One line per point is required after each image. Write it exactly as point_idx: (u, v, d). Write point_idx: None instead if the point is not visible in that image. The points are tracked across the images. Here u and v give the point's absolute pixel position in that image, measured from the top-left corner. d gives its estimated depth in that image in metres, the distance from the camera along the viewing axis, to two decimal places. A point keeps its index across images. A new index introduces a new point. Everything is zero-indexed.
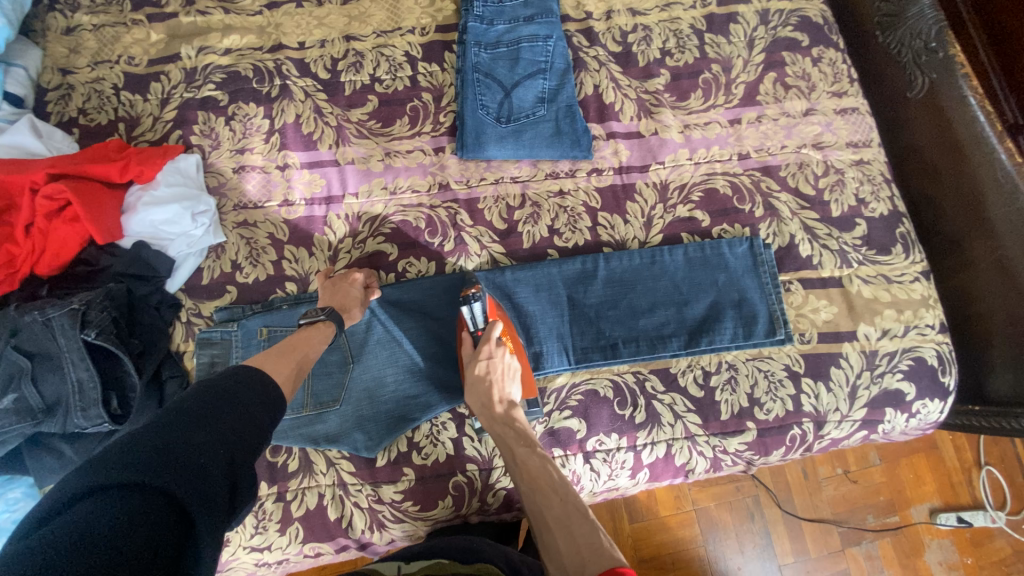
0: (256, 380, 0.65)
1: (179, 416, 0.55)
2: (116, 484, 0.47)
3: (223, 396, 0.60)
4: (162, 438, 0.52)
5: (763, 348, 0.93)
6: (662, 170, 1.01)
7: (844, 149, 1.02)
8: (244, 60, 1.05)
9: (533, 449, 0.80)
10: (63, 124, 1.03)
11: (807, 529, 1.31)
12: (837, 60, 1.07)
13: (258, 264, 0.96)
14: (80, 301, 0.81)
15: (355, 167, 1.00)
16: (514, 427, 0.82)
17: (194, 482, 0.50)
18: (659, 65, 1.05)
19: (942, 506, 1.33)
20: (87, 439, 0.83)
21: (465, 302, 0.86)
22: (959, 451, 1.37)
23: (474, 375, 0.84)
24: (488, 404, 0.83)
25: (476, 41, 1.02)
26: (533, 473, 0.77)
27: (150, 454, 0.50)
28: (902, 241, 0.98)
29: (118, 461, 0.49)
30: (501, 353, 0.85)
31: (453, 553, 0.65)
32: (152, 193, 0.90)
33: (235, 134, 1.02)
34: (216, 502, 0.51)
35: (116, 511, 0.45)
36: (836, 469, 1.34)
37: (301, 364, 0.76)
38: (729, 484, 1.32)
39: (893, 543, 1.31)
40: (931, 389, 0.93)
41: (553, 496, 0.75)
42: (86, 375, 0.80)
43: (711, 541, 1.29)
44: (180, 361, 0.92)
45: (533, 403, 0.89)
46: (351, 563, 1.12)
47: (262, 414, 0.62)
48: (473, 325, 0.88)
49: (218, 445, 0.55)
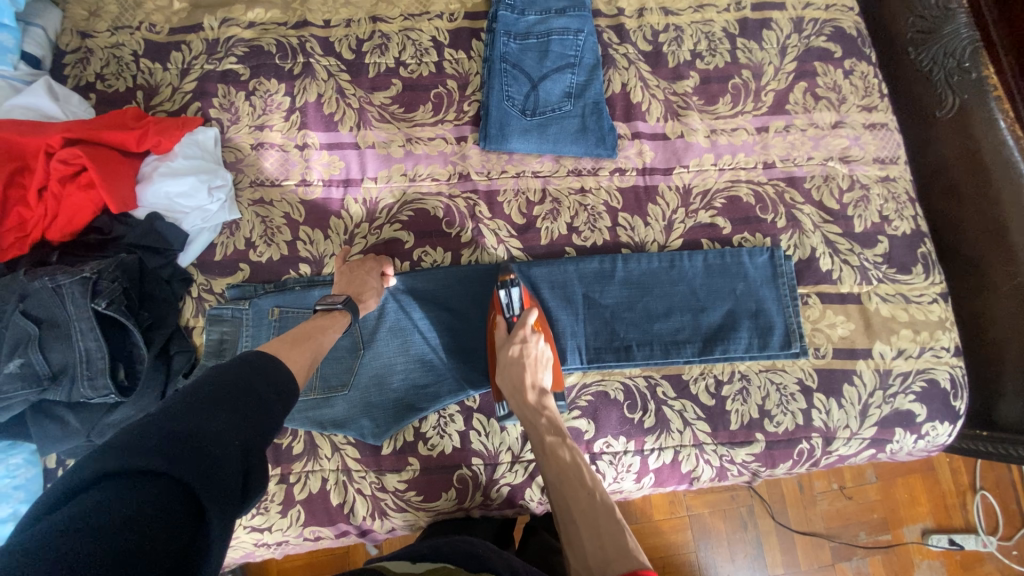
0: (270, 369, 0.64)
1: (194, 402, 0.54)
2: (130, 471, 0.46)
3: (237, 384, 0.59)
4: (176, 425, 0.51)
5: (777, 360, 0.92)
6: (686, 174, 1.00)
7: (871, 164, 1.01)
8: (268, 34, 1.03)
9: (562, 440, 0.80)
10: (81, 88, 1.01)
11: (800, 542, 1.31)
12: (869, 73, 1.05)
13: (272, 244, 0.94)
14: (91, 269, 0.80)
15: (375, 152, 0.98)
16: (544, 416, 0.82)
17: (210, 470, 0.50)
18: (688, 67, 1.04)
19: (935, 527, 1.33)
20: (92, 409, 0.82)
21: (502, 286, 0.88)
22: (956, 474, 1.37)
23: (508, 358, 0.83)
24: (520, 387, 0.82)
25: (506, 31, 1.00)
26: (563, 465, 0.77)
27: (164, 442, 0.49)
28: (923, 261, 0.97)
29: (132, 447, 0.48)
30: (535, 339, 0.85)
31: (458, 558, 0.64)
32: (169, 164, 0.89)
33: (255, 110, 1.00)
34: (230, 492, 0.51)
35: (130, 500, 0.44)
36: (832, 485, 1.34)
37: (314, 349, 0.75)
38: (725, 492, 1.32)
39: (883, 560, 1.31)
40: (942, 412, 0.92)
41: (582, 492, 0.75)
42: (94, 344, 0.79)
43: (702, 548, 1.29)
44: (188, 337, 0.91)
45: (561, 397, 0.88)
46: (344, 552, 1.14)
47: (275, 404, 0.61)
48: (509, 310, 0.88)
49: (233, 436, 0.54)
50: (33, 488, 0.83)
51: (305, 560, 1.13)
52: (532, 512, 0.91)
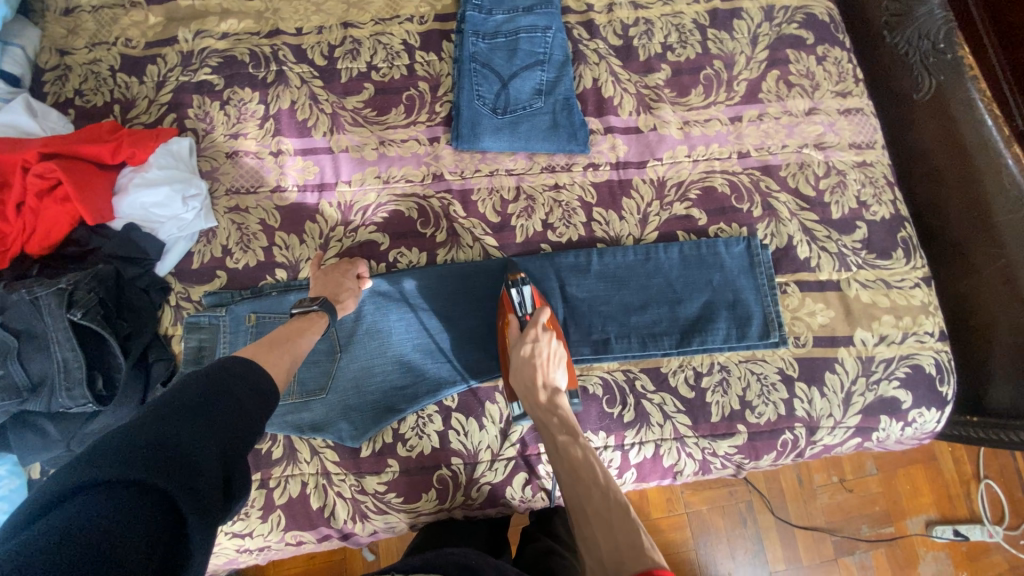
0: (248, 374, 0.64)
1: (169, 411, 0.54)
2: (106, 481, 0.46)
3: (213, 391, 0.59)
4: (152, 435, 0.51)
5: (757, 350, 0.91)
6: (660, 167, 0.99)
7: (847, 150, 1.00)
8: (241, 44, 1.05)
9: (574, 438, 0.78)
10: (60, 104, 1.03)
11: (801, 536, 1.29)
12: (843, 59, 1.05)
13: (248, 250, 0.95)
14: (68, 281, 0.81)
15: (349, 155, 0.99)
16: (556, 416, 0.81)
17: (188, 475, 0.50)
18: (660, 60, 1.04)
19: (939, 519, 1.31)
20: (72, 419, 0.82)
21: (514, 285, 0.89)
22: (958, 463, 1.35)
23: (520, 357, 0.83)
24: (532, 387, 0.82)
25: (475, 31, 1.00)
26: (575, 462, 0.76)
27: (140, 451, 0.49)
28: (903, 245, 0.96)
29: (107, 458, 0.48)
30: (546, 339, 0.84)
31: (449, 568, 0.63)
32: (144, 175, 0.89)
33: (230, 119, 1.01)
34: (211, 495, 0.51)
35: (106, 510, 0.44)
36: (832, 478, 1.33)
37: (291, 350, 0.75)
38: (723, 488, 1.31)
39: (887, 554, 1.29)
40: (928, 397, 0.91)
41: (595, 490, 0.72)
42: (72, 354, 0.79)
43: (702, 545, 1.27)
44: (168, 345, 0.92)
45: (576, 394, 0.86)
46: (340, 555, 1.17)
47: (254, 407, 0.61)
48: (521, 310, 0.88)
49: (211, 441, 0.54)
50: (16, 499, 0.84)
51: (303, 564, 1.16)
52: (514, 510, 0.91)
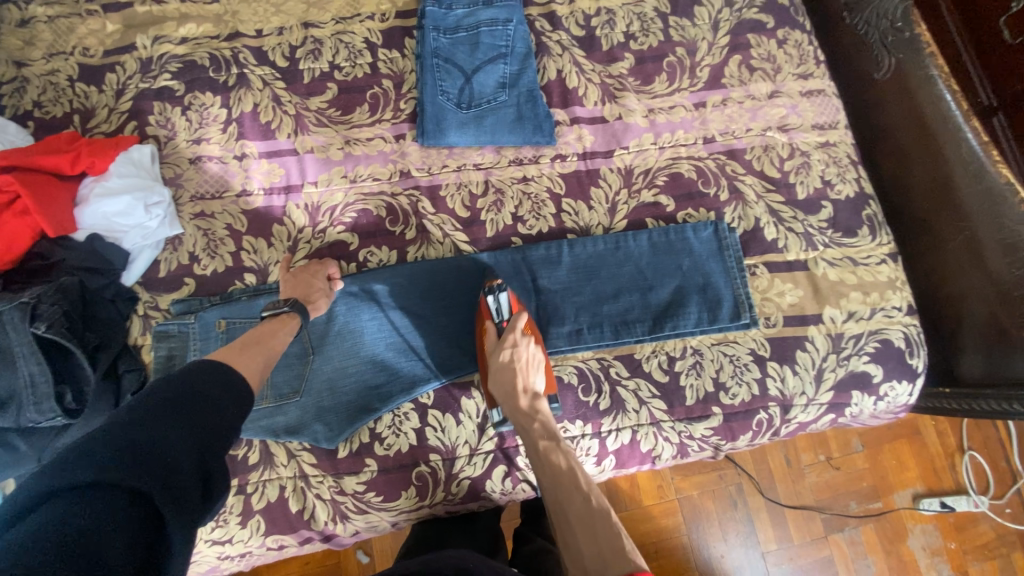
0: (221, 374, 0.63)
1: (142, 413, 0.54)
2: (79, 486, 0.46)
3: (186, 391, 0.58)
4: (124, 438, 0.50)
5: (728, 332, 0.92)
6: (627, 155, 1.00)
7: (810, 131, 1.01)
8: (201, 49, 1.03)
9: (556, 444, 0.79)
10: (18, 117, 1.01)
11: (791, 516, 1.30)
12: (803, 41, 1.06)
13: (216, 256, 0.94)
14: (31, 294, 0.79)
15: (314, 156, 0.98)
16: (537, 421, 0.81)
17: (164, 478, 0.49)
18: (623, 49, 1.04)
19: (925, 492, 1.33)
20: (41, 434, 0.81)
21: (490, 291, 0.89)
22: (942, 436, 1.37)
23: (499, 363, 0.83)
24: (512, 393, 0.82)
25: (435, 26, 1.00)
26: (557, 468, 0.77)
27: (115, 455, 0.49)
28: (868, 223, 0.98)
29: (78, 463, 0.47)
30: (525, 343, 0.84)
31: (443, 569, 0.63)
32: (105, 184, 0.88)
33: (192, 124, 1.00)
34: (190, 497, 0.51)
35: (80, 514, 0.44)
36: (819, 457, 1.34)
37: (265, 350, 0.75)
38: (713, 473, 1.31)
39: (876, 529, 1.31)
40: (899, 371, 0.92)
41: (577, 496, 0.74)
42: (38, 369, 0.78)
43: (694, 530, 1.28)
44: (138, 355, 0.90)
45: (555, 399, 0.86)
46: (336, 559, 1.16)
47: (231, 406, 0.61)
48: (498, 316, 0.89)
49: (187, 442, 0.54)
50: None
51: (297, 568, 1.16)
52: (497, 503, 0.91)
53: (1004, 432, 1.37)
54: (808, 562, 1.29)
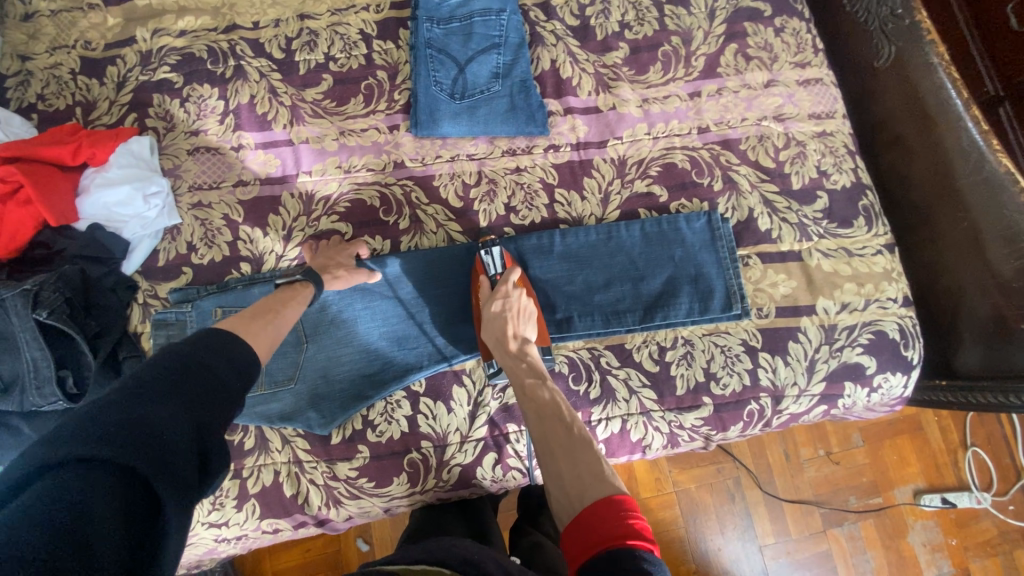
0: (225, 349, 0.60)
1: (140, 388, 0.51)
2: (71, 463, 0.44)
3: (185, 364, 0.55)
4: (120, 413, 0.48)
5: (719, 322, 0.92)
6: (620, 146, 0.99)
7: (806, 120, 1.00)
8: (199, 41, 1.05)
9: (542, 382, 0.79)
10: (23, 110, 1.03)
11: (790, 510, 1.30)
12: (801, 29, 1.05)
13: (213, 246, 0.96)
14: (33, 282, 0.81)
15: (309, 147, 0.99)
16: (526, 362, 0.81)
17: (160, 455, 0.47)
18: (617, 38, 1.03)
19: (927, 487, 1.32)
20: (44, 417, 0.84)
21: (484, 247, 0.91)
22: (945, 433, 1.36)
23: (490, 312, 0.85)
24: (501, 338, 0.83)
25: (429, 16, 1.00)
26: (542, 404, 0.76)
27: (109, 429, 0.46)
28: (865, 213, 0.97)
29: (71, 439, 0.45)
30: (516, 295, 0.86)
31: (453, 564, 0.63)
32: (105, 175, 0.90)
33: (190, 116, 1.01)
34: (187, 474, 0.48)
35: (72, 491, 0.42)
36: (819, 451, 1.34)
37: (277, 322, 0.72)
38: (711, 466, 1.31)
39: (876, 524, 1.31)
40: (893, 363, 0.92)
41: (559, 427, 0.72)
42: (40, 355, 0.81)
43: (692, 522, 1.29)
44: (138, 343, 0.93)
45: (548, 351, 0.89)
46: (336, 545, 1.19)
47: (232, 381, 0.58)
48: (492, 270, 0.90)
49: (183, 417, 0.51)
50: None
51: (299, 553, 1.18)
52: (487, 491, 0.92)
53: (1009, 428, 1.35)
54: (806, 556, 1.29)
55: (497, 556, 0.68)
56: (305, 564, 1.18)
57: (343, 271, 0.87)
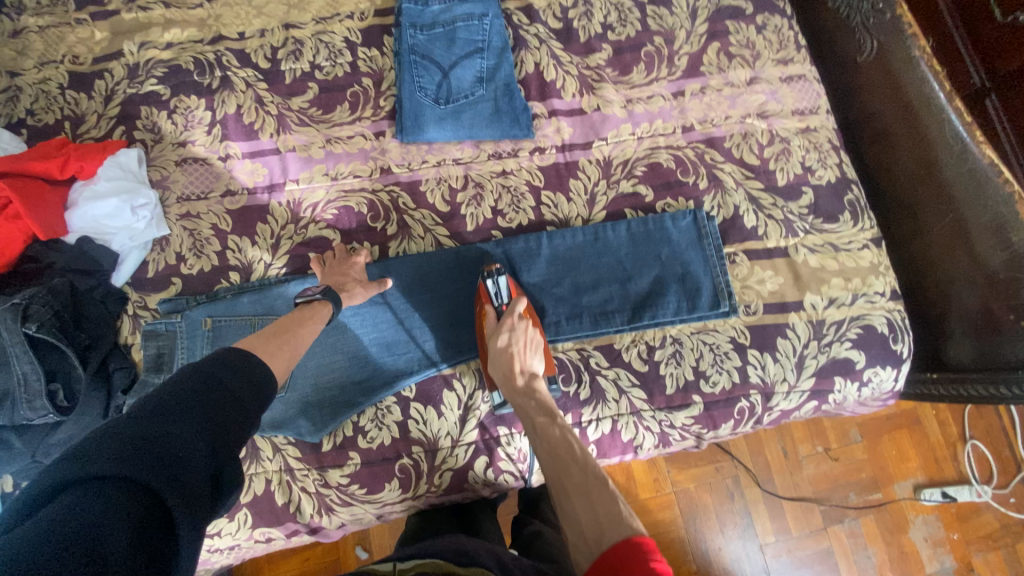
0: (243, 371, 0.62)
1: (163, 406, 0.53)
2: (94, 477, 0.45)
3: (203, 384, 0.57)
4: (144, 430, 0.50)
5: (708, 320, 0.92)
6: (605, 147, 1.00)
7: (790, 117, 1.01)
8: (185, 53, 1.05)
9: (553, 420, 0.80)
10: (12, 125, 1.04)
11: (789, 507, 1.30)
12: (783, 26, 1.05)
13: (202, 255, 0.96)
14: (23, 296, 0.82)
15: (296, 155, 1.00)
16: (534, 399, 0.82)
17: (176, 473, 0.48)
18: (600, 40, 1.04)
19: (926, 482, 1.32)
20: (35, 430, 0.84)
21: (489, 275, 0.90)
22: (944, 427, 1.36)
23: (495, 346, 0.85)
24: (510, 376, 0.83)
25: (412, 23, 1.01)
26: (554, 442, 0.76)
27: (129, 446, 0.47)
28: (850, 208, 0.97)
29: (95, 453, 0.46)
30: (521, 327, 0.86)
31: (446, 554, 0.63)
32: (93, 187, 0.91)
33: (177, 127, 1.02)
34: (200, 493, 0.49)
35: (95, 503, 0.43)
36: (817, 447, 1.34)
37: (293, 341, 0.74)
38: (709, 465, 1.31)
39: (876, 519, 1.30)
40: (882, 357, 0.92)
41: (573, 466, 0.73)
42: (30, 368, 0.81)
43: (691, 521, 1.28)
44: (128, 354, 0.93)
45: (554, 380, 0.88)
46: (335, 554, 1.19)
47: (247, 402, 0.60)
48: (497, 300, 0.90)
49: (199, 437, 0.52)
50: None
51: (298, 562, 1.18)
52: (480, 494, 0.92)
53: (1007, 421, 1.35)
54: (806, 553, 1.28)
55: (492, 548, 0.69)
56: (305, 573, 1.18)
57: (333, 280, 0.88)
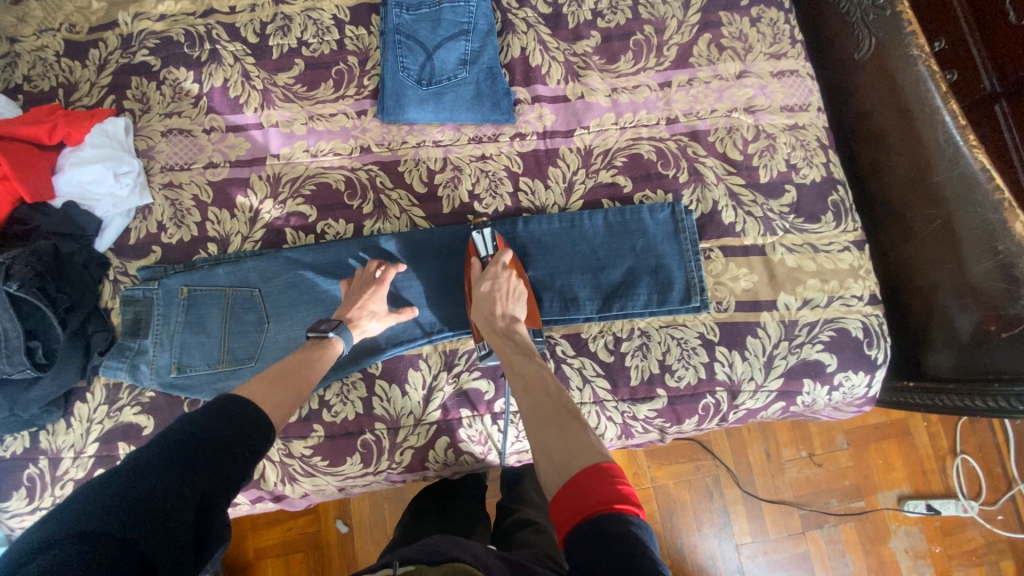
0: (239, 413, 0.62)
1: (159, 456, 0.54)
2: (78, 533, 0.47)
3: (198, 431, 0.57)
4: (137, 482, 0.51)
5: (677, 315, 0.91)
6: (587, 136, 0.99)
7: (778, 113, 0.99)
8: (177, 25, 1.06)
9: (529, 358, 0.78)
10: (9, 91, 1.06)
11: (768, 511, 1.29)
12: (779, 19, 1.03)
13: (182, 225, 0.98)
14: (6, 256, 0.84)
15: (279, 130, 1.01)
16: (514, 340, 0.81)
17: (159, 529, 0.49)
18: (589, 27, 1.03)
19: (911, 493, 1.30)
20: (12, 386, 0.87)
21: (477, 228, 0.92)
22: (933, 439, 1.33)
23: (480, 292, 0.86)
24: (492, 318, 0.83)
25: (398, 2, 1.00)
26: (529, 378, 0.75)
27: (117, 503, 0.49)
28: (834, 209, 0.95)
29: (85, 510, 0.48)
30: (505, 276, 0.87)
31: (419, 555, 0.60)
32: (79, 154, 0.93)
33: (165, 99, 1.03)
34: (183, 549, 0.50)
35: (73, 562, 0.44)
36: (801, 452, 1.32)
37: (292, 382, 0.73)
38: (690, 462, 1.31)
39: (857, 528, 1.29)
40: (854, 361, 0.90)
41: (546, 398, 0.71)
42: (9, 324, 0.83)
43: (667, 517, 1.28)
44: (107, 318, 0.95)
45: (538, 333, 0.89)
46: (314, 526, 1.21)
47: (243, 448, 0.59)
48: (483, 251, 0.91)
49: (186, 488, 0.53)
50: None
51: (279, 534, 1.21)
52: (441, 473, 0.93)
53: (1002, 437, 1.32)
54: (782, 557, 1.28)
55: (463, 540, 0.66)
56: (285, 543, 1.20)
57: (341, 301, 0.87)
